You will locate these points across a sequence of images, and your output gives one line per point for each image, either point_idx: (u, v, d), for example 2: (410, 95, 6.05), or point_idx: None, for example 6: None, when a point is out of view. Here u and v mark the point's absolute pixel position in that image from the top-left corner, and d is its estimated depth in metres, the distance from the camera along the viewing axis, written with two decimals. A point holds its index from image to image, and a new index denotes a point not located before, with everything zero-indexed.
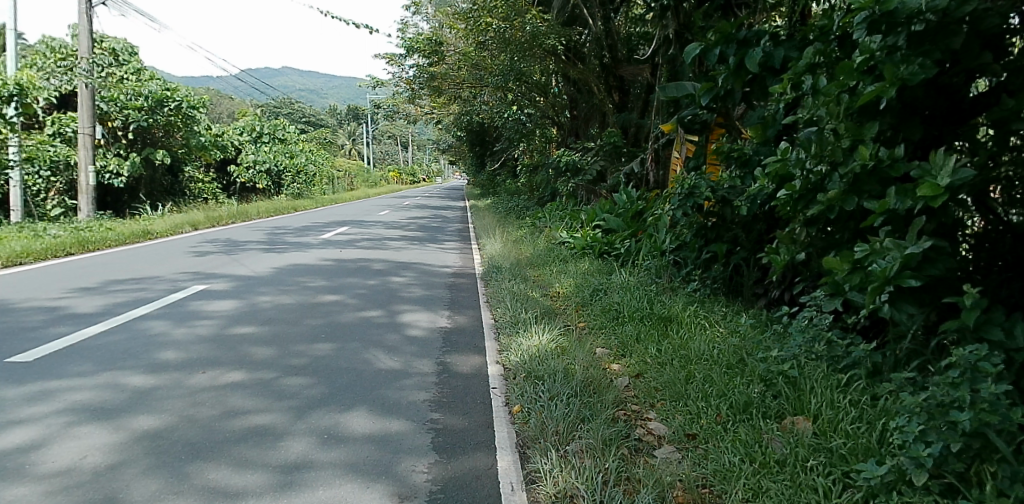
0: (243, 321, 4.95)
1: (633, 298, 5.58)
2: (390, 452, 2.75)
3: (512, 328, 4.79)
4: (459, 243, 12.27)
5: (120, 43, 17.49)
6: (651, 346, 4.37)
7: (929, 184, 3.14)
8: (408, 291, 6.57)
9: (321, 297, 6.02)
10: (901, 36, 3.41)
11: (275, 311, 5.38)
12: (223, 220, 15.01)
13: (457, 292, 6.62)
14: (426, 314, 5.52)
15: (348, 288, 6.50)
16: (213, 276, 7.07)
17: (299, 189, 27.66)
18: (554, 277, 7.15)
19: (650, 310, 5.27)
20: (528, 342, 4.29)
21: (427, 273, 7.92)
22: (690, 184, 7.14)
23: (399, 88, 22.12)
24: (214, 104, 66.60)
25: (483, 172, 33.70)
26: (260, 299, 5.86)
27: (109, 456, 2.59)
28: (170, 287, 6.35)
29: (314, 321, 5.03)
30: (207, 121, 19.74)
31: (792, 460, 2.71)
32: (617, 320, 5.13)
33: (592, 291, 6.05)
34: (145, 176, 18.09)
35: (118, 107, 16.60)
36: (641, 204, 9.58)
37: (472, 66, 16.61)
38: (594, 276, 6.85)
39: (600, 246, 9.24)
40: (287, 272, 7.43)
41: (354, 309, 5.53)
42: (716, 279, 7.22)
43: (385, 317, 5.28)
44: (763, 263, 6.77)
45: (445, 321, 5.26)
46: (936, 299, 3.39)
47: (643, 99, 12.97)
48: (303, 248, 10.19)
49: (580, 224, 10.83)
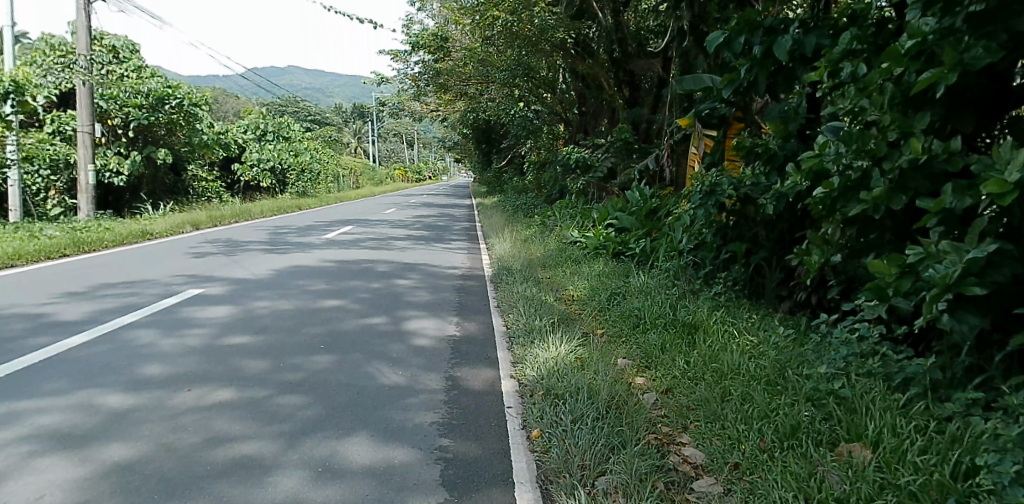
0: (237, 329, 4.61)
1: (655, 303, 5.23)
2: (392, 489, 2.41)
3: (526, 336, 4.44)
4: (467, 243, 11.92)
5: (120, 40, 17.27)
6: (678, 358, 4.02)
7: (996, 180, 2.70)
8: (414, 295, 6.22)
9: (322, 303, 5.68)
10: (958, 16, 3.10)
11: (272, 318, 5.05)
12: (225, 219, 14.73)
13: (466, 296, 6.27)
14: (433, 320, 5.16)
15: (351, 292, 6.16)
16: (210, 279, 6.76)
17: (304, 187, 27.39)
18: (567, 280, 6.79)
19: (673, 316, 4.92)
20: (545, 354, 3.93)
21: (434, 275, 7.56)
22: (713, 180, 6.75)
23: (404, 84, 21.77)
24: (220, 103, 66.63)
25: (490, 169, 33.27)
26: (256, 304, 5.53)
27: (70, 496, 2.26)
28: (164, 291, 6.03)
29: (313, 329, 4.70)
30: (209, 118, 19.47)
31: (852, 496, 2.35)
32: (640, 327, 4.79)
33: (610, 295, 5.70)
34: (147, 175, 17.86)
35: (118, 105, 16.32)
36: (656, 201, 9.21)
37: (478, 62, 16.25)
38: (610, 278, 6.49)
39: (614, 246, 8.86)
40: (287, 275, 7.11)
41: (356, 316, 5.19)
42: (737, 282, 6.87)
43: (389, 325, 4.93)
44: (789, 265, 6.41)
45: (453, 328, 4.91)
46: (1001, 309, 3.01)
47: (655, 93, 12.59)
48: (306, 249, 9.87)
49: (592, 222, 10.46)
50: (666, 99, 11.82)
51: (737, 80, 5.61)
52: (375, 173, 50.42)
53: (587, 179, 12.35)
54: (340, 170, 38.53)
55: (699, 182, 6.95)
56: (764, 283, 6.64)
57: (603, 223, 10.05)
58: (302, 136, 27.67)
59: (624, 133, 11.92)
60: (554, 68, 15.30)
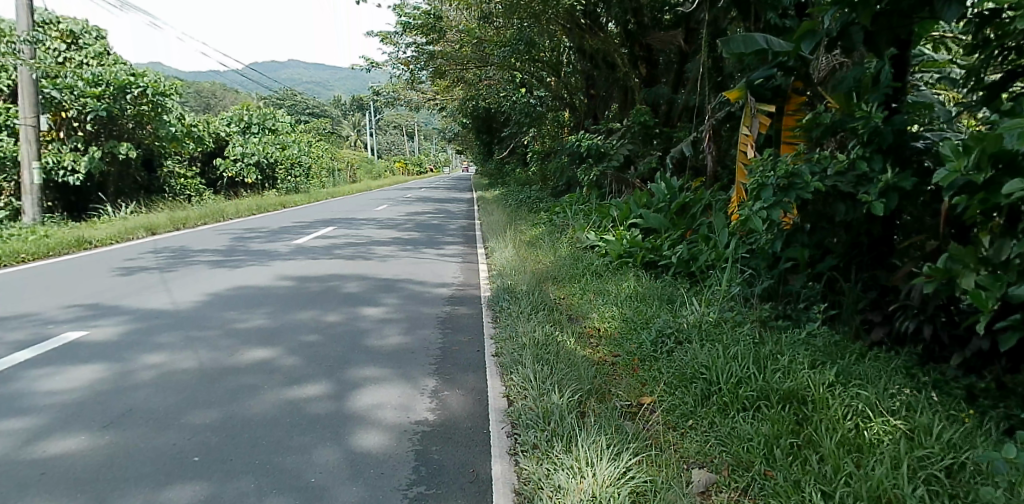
0: (79, 419, 2.92)
1: (730, 355, 3.54)
2: None
3: (542, 430, 2.73)
4: (462, 247, 10.20)
5: (79, 24, 15.61)
6: (807, 486, 2.31)
7: None
8: (379, 337, 4.43)
9: (242, 355, 3.93)
10: None
11: (152, 389, 3.33)
12: (192, 220, 13.08)
13: (452, 336, 4.50)
14: (396, 389, 3.40)
15: (291, 335, 4.40)
16: (108, 313, 5.03)
17: (295, 184, 25.67)
18: (590, 305, 5.13)
19: (761, 380, 3.23)
20: (575, 488, 2.20)
21: (414, 297, 5.81)
22: (790, 168, 4.81)
23: (397, 70, 20.05)
24: (215, 96, 65.00)
25: (491, 161, 31.45)
26: (143, 361, 3.81)
27: None
28: (27, 337, 4.34)
29: (203, 414, 2.98)
30: (180, 108, 17.65)
31: None
32: (717, 409, 3.09)
33: (656, 339, 4.01)
34: (113, 171, 16.36)
35: (73, 96, 14.51)
36: (688, 195, 7.65)
37: (476, 40, 14.45)
38: (648, 307, 4.81)
39: (645, 253, 7.06)
40: (219, 301, 5.35)
41: (282, 382, 3.44)
42: (807, 300, 5.23)
43: (327, 401, 3.18)
44: (886, 282, 4.66)
45: (424, 407, 3.16)
46: None
47: (678, 70, 10.94)
48: (266, 260, 8.19)
49: (611, 222, 8.74)
50: (692, 74, 10.09)
51: (818, 31, 3.99)
52: (372, 166, 48.58)
53: (600, 171, 10.48)
54: (336, 163, 36.93)
55: (766, 172, 5.03)
56: (842, 300, 4.99)
57: (625, 224, 8.30)
58: (292, 128, 25.79)
59: (642, 115, 10.34)
60: (559, 45, 13.63)
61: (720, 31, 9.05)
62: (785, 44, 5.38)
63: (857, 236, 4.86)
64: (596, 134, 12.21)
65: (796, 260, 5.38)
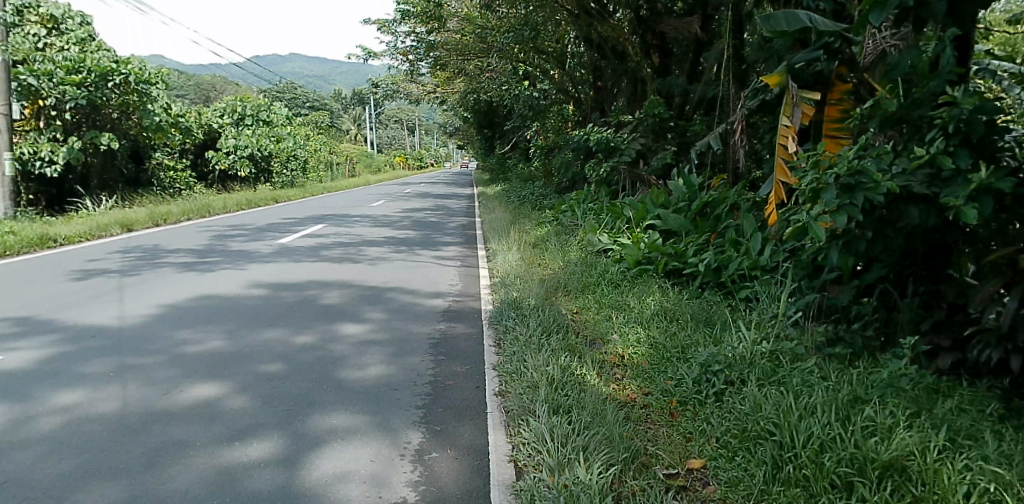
0: None
1: (806, 406, 2.74)
2: None
3: None
4: (460, 248, 9.38)
5: (60, 8, 14.78)
6: None
7: None
8: (357, 367, 3.62)
9: (181, 393, 3.14)
10: None
11: (49, 447, 2.54)
12: (174, 216, 12.26)
13: (446, 365, 3.71)
14: (370, 449, 2.60)
15: (248, 363, 3.60)
16: (39, 330, 4.23)
17: (291, 178, 24.83)
18: (610, 325, 4.34)
19: (852, 444, 2.42)
20: None
21: (404, 311, 5.03)
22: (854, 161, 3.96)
23: (395, 60, 19.20)
24: (213, 88, 64.02)
25: (492, 155, 30.59)
26: (51, 402, 2.99)
27: None
28: None
29: (100, 492, 2.20)
30: (167, 98, 16.78)
31: None
32: (795, 487, 2.30)
33: (699, 378, 3.20)
34: (95, 163, 15.54)
35: (52, 83, 13.67)
36: (712, 195, 6.86)
37: (477, 29, 13.62)
38: (684, 331, 3.99)
39: (668, 259, 6.22)
40: (174, 317, 4.55)
41: (223, 438, 2.65)
42: (857, 319, 4.34)
43: (276, 471, 2.38)
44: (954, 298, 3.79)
45: (404, 481, 2.36)
46: None
47: (693, 60, 10.18)
48: (243, 262, 7.39)
49: (624, 223, 7.93)
50: (710, 63, 9.29)
51: None
52: (372, 161, 47.89)
53: (610, 167, 9.62)
54: (335, 157, 36.10)
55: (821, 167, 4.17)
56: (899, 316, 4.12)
57: (640, 225, 7.51)
58: (288, 121, 25.00)
59: (655, 107, 9.47)
60: (564, 33, 12.83)
61: (743, 15, 8.23)
62: (828, 23, 4.77)
63: (914, 243, 3.98)
64: (604, 127, 11.36)
65: (839, 270, 4.50)
